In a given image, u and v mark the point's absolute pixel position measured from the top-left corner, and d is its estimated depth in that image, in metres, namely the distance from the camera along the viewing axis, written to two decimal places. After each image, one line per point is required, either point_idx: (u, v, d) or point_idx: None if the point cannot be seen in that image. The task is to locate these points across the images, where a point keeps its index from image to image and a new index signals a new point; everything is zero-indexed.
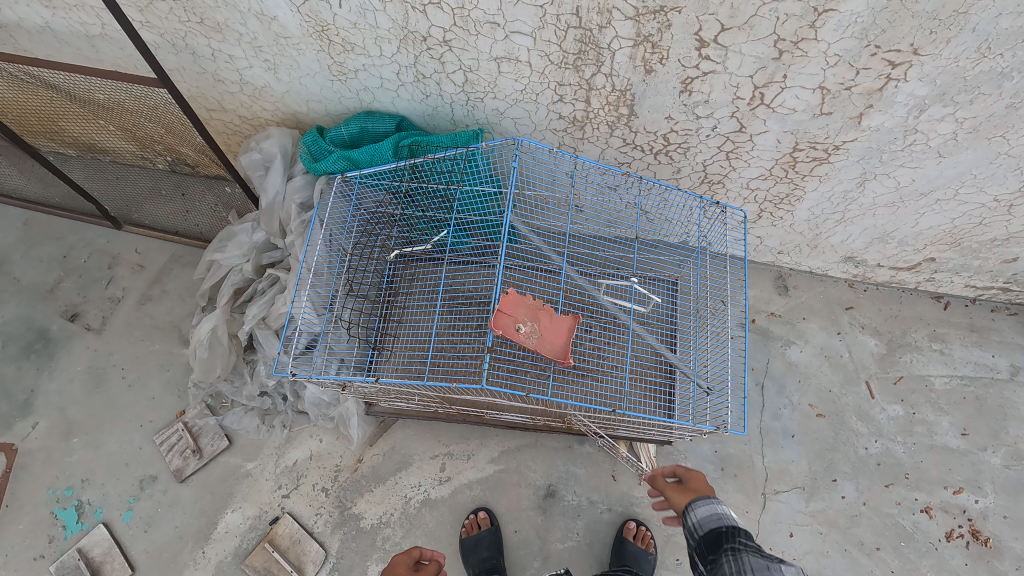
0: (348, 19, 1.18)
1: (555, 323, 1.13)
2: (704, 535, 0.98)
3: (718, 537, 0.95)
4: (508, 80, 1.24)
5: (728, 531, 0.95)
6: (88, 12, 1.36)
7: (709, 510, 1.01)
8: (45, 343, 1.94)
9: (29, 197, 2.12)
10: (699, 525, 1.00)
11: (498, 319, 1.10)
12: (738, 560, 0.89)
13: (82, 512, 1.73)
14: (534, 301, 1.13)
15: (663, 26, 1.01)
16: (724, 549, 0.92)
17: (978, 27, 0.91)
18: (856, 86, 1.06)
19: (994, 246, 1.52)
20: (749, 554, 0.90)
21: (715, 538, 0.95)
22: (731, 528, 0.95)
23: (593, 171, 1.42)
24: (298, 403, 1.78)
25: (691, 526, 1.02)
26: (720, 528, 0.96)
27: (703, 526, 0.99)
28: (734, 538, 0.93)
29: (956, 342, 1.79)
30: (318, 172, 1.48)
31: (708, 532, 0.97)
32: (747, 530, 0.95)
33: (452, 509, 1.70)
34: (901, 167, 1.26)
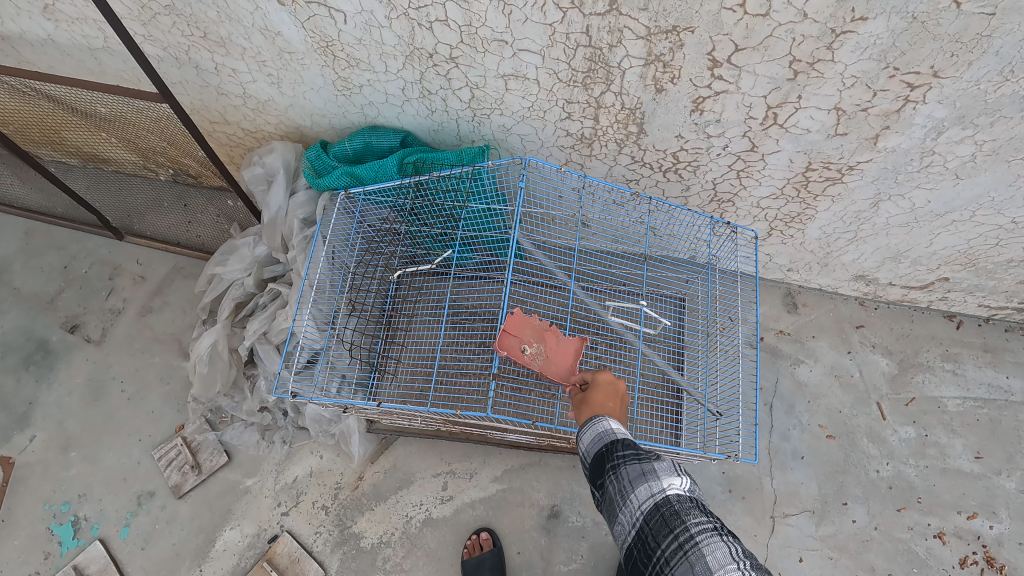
0: (353, 35, 1.16)
1: (562, 346, 1.10)
2: (585, 455, 0.92)
3: (596, 455, 0.90)
4: (515, 97, 1.22)
5: (603, 445, 0.90)
6: (90, 25, 1.35)
7: (588, 428, 0.94)
8: (45, 354, 1.92)
9: (31, 207, 2.11)
10: (585, 451, 0.92)
11: (503, 339, 1.08)
12: (618, 476, 0.86)
13: (78, 527, 1.71)
14: (541, 322, 1.10)
15: (675, 45, 0.99)
16: (603, 466, 0.88)
17: (1001, 50, 0.88)
18: (873, 108, 1.03)
19: (1011, 267, 1.49)
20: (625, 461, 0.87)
21: (594, 456, 0.90)
22: (605, 439, 0.90)
23: (601, 191, 1.40)
24: (298, 419, 1.75)
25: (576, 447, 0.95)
26: (597, 444, 0.90)
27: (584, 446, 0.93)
28: (610, 450, 0.89)
29: (969, 363, 1.76)
30: (322, 188, 1.45)
31: (587, 454, 0.91)
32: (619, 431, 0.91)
33: (453, 529, 1.67)
34: (916, 188, 1.23)
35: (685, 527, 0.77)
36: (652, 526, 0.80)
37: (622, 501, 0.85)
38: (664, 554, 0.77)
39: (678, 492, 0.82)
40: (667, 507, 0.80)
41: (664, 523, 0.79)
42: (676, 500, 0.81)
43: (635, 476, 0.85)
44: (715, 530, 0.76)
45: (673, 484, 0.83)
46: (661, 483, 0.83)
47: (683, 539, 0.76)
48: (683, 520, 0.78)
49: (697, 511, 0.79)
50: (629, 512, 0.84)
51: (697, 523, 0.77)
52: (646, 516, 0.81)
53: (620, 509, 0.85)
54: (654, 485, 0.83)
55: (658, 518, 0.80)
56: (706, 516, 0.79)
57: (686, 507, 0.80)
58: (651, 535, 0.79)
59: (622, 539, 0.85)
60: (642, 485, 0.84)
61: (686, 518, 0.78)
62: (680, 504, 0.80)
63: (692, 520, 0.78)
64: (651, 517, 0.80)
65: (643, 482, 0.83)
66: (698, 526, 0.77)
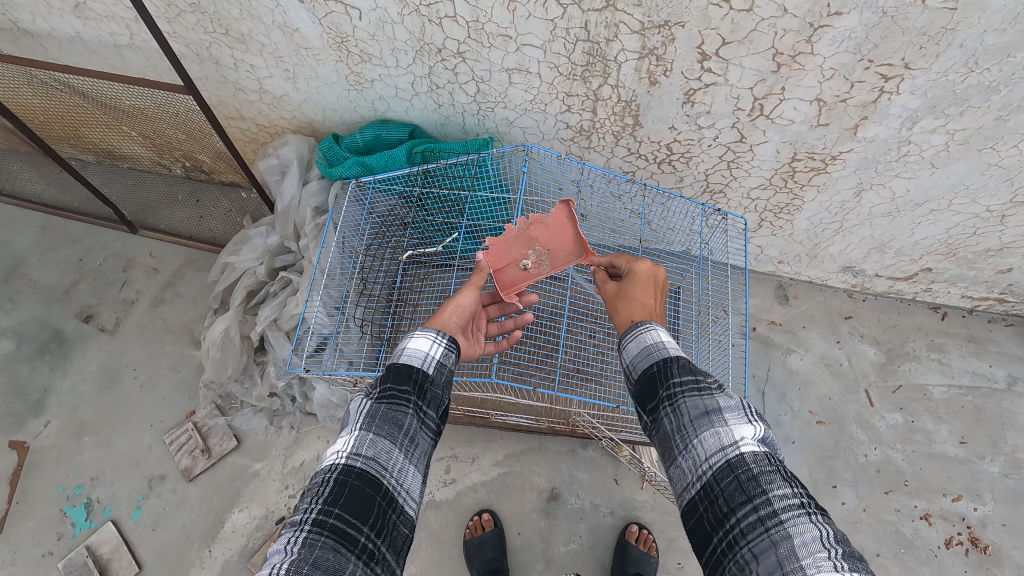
0: (367, 31, 1.24)
1: (550, 232, 1.14)
2: (639, 380, 0.87)
3: (652, 382, 0.84)
4: (518, 90, 1.30)
5: (661, 372, 0.84)
6: (118, 22, 1.43)
7: (640, 346, 0.90)
8: (60, 343, 1.97)
9: (48, 202, 2.17)
10: (632, 366, 0.89)
11: (502, 273, 1.10)
12: (677, 414, 0.80)
13: (91, 509, 1.73)
14: (518, 231, 1.13)
15: (667, 40, 1.07)
16: (661, 399, 0.82)
17: (965, 42, 0.96)
18: (851, 99, 1.11)
19: (989, 257, 1.56)
20: (688, 399, 0.80)
21: (650, 384, 0.85)
22: (665, 366, 0.85)
23: (599, 178, 1.48)
24: (306, 404, 1.80)
25: (625, 368, 0.91)
26: (653, 369, 0.85)
27: (637, 366, 0.89)
28: (669, 381, 0.83)
29: (953, 352, 1.82)
30: (334, 178, 1.54)
31: (642, 377, 0.86)
32: (682, 364, 0.84)
33: (457, 511, 1.70)
34: (896, 178, 1.31)
35: (765, 497, 0.67)
36: (720, 483, 0.71)
37: (684, 446, 0.77)
38: (735, 518, 0.67)
39: (754, 450, 0.72)
40: (742, 468, 0.70)
41: (738, 487, 0.69)
42: (752, 460, 0.70)
43: (701, 420, 0.77)
44: (803, 509, 0.65)
45: (747, 438, 0.73)
46: (733, 435, 0.73)
47: (761, 508, 0.66)
48: (763, 488, 0.68)
49: (780, 480, 0.68)
50: (692, 459, 0.75)
51: (782, 497, 0.66)
52: (715, 470, 0.72)
53: (680, 453, 0.77)
54: (725, 437, 0.73)
55: (731, 480, 0.70)
56: (790, 487, 0.68)
57: (766, 472, 0.69)
58: (720, 496, 0.70)
59: (679, 485, 0.76)
60: (708, 432, 0.75)
61: (767, 486, 0.68)
62: (758, 467, 0.70)
63: (774, 491, 0.67)
64: (720, 473, 0.71)
65: (710, 428, 0.75)
66: (782, 499, 0.66)
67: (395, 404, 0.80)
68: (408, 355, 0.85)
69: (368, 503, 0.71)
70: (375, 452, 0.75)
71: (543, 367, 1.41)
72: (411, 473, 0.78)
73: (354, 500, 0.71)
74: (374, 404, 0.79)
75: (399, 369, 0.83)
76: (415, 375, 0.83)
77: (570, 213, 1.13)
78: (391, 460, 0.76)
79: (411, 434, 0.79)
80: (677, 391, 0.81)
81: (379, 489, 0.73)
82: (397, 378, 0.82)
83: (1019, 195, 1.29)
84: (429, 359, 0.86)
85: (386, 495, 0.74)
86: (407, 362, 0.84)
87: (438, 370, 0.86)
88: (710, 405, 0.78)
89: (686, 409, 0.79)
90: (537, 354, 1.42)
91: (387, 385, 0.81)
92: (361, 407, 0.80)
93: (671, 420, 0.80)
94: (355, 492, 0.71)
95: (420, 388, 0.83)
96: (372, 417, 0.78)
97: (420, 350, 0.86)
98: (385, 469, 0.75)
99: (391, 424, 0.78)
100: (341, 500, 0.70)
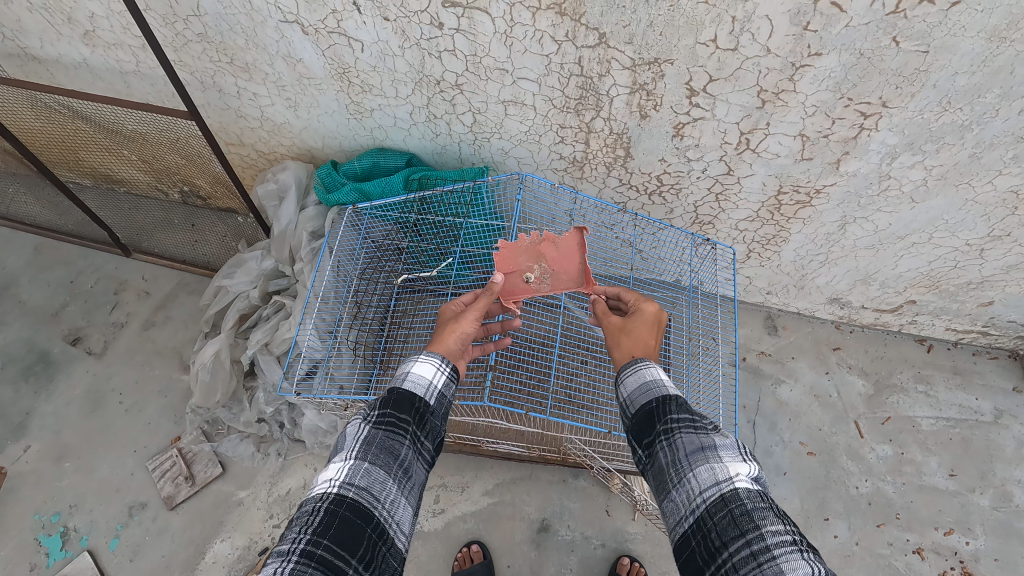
0: (368, 62, 1.28)
1: (560, 253, 1.13)
2: (637, 414, 0.85)
3: (649, 417, 0.83)
4: (513, 122, 1.34)
5: (660, 407, 0.83)
6: (125, 50, 1.47)
7: (638, 381, 0.88)
8: (45, 366, 1.94)
9: (42, 224, 2.18)
10: (630, 401, 0.87)
11: (505, 280, 1.12)
12: (672, 446, 0.79)
13: (67, 539, 1.67)
14: (531, 244, 1.12)
15: (657, 76, 1.12)
16: (658, 433, 0.81)
17: (938, 83, 1.01)
18: (833, 134, 1.16)
19: (970, 290, 1.60)
20: (685, 435, 0.79)
21: (647, 418, 0.83)
22: (662, 401, 0.83)
23: (590, 208, 1.52)
24: (295, 430, 1.78)
25: (621, 402, 0.89)
26: (652, 404, 0.84)
27: (634, 401, 0.87)
28: (667, 416, 0.82)
29: (940, 384, 1.85)
30: (331, 204, 1.57)
31: (640, 411, 0.85)
32: (679, 399, 0.83)
33: (445, 542, 1.66)
34: (878, 212, 1.36)
35: (759, 532, 0.66)
36: (714, 519, 0.70)
37: (678, 481, 0.76)
38: (728, 553, 0.67)
39: (748, 486, 0.71)
40: (736, 504, 0.69)
41: (732, 523, 0.68)
42: (746, 496, 0.70)
43: (696, 455, 0.76)
44: (795, 546, 0.65)
45: (741, 475, 0.73)
46: (728, 471, 0.73)
47: (754, 543, 0.65)
48: (756, 523, 0.67)
49: (773, 516, 0.68)
50: (686, 493, 0.74)
51: (775, 533, 0.66)
52: (709, 505, 0.71)
53: (674, 488, 0.76)
54: (720, 472, 0.73)
55: (725, 515, 0.69)
56: (783, 523, 0.67)
57: (760, 509, 0.69)
58: (714, 531, 0.69)
59: (672, 519, 0.75)
60: (704, 467, 0.75)
61: (760, 522, 0.67)
62: (752, 502, 0.69)
63: (767, 526, 0.67)
64: (715, 508, 0.71)
65: (705, 464, 0.75)
66: (775, 536, 0.65)
67: (392, 433, 0.80)
68: (410, 381, 0.85)
69: (358, 535, 0.71)
70: (368, 482, 0.75)
71: (535, 395, 1.41)
72: (403, 504, 0.77)
73: (344, 530, 0.70)
74: (371, 430, 0.80)
75: (399, 395, 0.83)
76: (416, 403, 0.84)
77: (583, 240, 1.11)
78: (383, 490, 0.76)
79: (406, 465, 0.79)
80: (673, 425, 0.81)
81: (370, 520, 0.72)
82: (397, 405, 0.82)
83: (996, 229, 1.34)
84: (432, 387, 0.86)
85: (377, 527, 0.73)
86: (409, 389, 0.84)
87: (438, 400, 0.87)
88: (707, 441, 0.77)
89: (681, 443, 0.78)
90: (528, 382, 1.42)
91: (387, 412, 0.82)
92: (358, 432, 0.80)
93: (665, 454, 0.79)
94: (346, 523, 0.71)
95: (420, 418, 0.83)
96: (369, 445, 0.78)
97: (424, 376, 0.86)
98: (377, 500, 0.75)
99: (386, 453, 0.78)
100: (331, 530, 0.69)
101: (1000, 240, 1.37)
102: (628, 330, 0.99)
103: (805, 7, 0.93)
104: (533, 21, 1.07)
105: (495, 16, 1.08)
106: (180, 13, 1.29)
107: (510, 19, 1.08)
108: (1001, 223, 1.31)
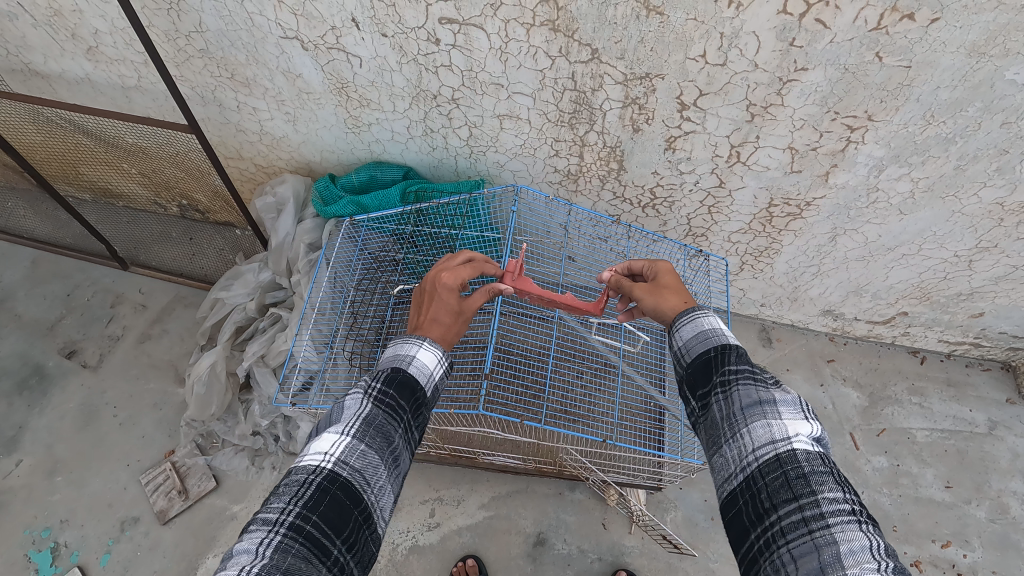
0: (366, 77, 1.31)
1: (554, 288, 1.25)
2: (692, 363, 0.83)
3: (706, 366, 0.80)
4: (509, 136, 1.37)
5: (718, 357, 0.80)
6: (128, 66, 1.50)
7: (695, 330, 0.85)
8: (39, 379, 1.92)
9: (40, 237, 2.18)
10: (685, 350, 0.85)
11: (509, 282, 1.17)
12: (728, 401, 0.76)
13: (57, 554, 1.64)
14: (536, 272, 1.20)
15: (648, 90, 1.15)
16: (714, 384, 0.79)
17: (921, 97, 1.04)
18: (822, 147, 1.19)
19: (961, 301, 1.62)
20: (743, 388, 0.76)
21: (703, 368, 0.81)
22: (721, 351, 0.81)
23: (585, 220, 1.54)
24: (290, 443, 1.75)
25: (676, 351, 0.87)
26: (709, 354, 0.81)
27: (690, 351, 0.84)
28: (725, 368, 0.79)
29: (934, 396, 1.85)
30: (329, 216, 1.59)
31: (695, 360, 0.82)
32: (740, 350, 0.80)
33: (440, 556, 1.64)
34: (867, 224, 1.38)
35: (813, 499, 0.64)
36: (766, 479, 0.68)
37: (731, 436, 0.74)
38: (777, 516, 0.65)
39: (807, 448, 0.69)
40: (791, 466, 0.67)
41: (785, 485, 0.66)
42: (804, 459, 0.67)
43: (752, 410, 0.74)
44: (853, 516, 0.62)
45: (801, 436, 0.70)
46: (786, 430, 0.70)
47: (808, 509, 0.64)
48: (812, 489, 0.65)
49: (832, 482, 0.65)
50: (739, 449, 0.72)
51: (832, 501, 0.63)
52: (762, 464, 0.69)
53: (727, 443, 0.74)
54: (778, 432, 0.70)
55: (779, 477, 0.68)
56: (843, 491, 0.65)
57: (818, 473, 0.66)
58: (765, 492, 0.68)
59: (721, 474, 0.74)
60: (760, 424, 0.72)
61: (817, 488, 0.65)
62: (810, 466, 0.67)
63: (824, 493, 0.64)
64: (768, 469, 0.69)
65: (762, 420, 0.72)
66: (832, 503, 0.63)
67: (391, 416, 0.80)
68: (415, 366, 0.86)
69: (345, 516, 0.70)
70: (362, 464, 0.74)
71: (531, 405, 1.42)
72: (389, 491, 0.77)
73: (332, 508, 0.69)
74: (372, 409, 0.79)
75: (404, 379, 0.84)
76: (417, 392, 0.84)
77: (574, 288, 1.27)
78: (375, 475, 0.75)
79: (397, 452, 0.79)
80: (730, 377, 0.78)
81: (358, 503, 0.72)
82: (399, 389, 0.82)
83: (983, 240, 1.36)
84: (431, 378, 0.87)
85: (363, 510, 0.72)
86: (413, 374, 0.85)
87: (434, 392, 0.88)
88: (765, 398, 0.74)
89: (736, 396, 0.76)
90: (524, 393, 1.42)
91: (390, 391, 0.82)
92: (358, 409, 0.79)
93: (720, 406, 0.77)
94: (335, 502, 0.70)
95: (417, 406, 0.84)
96: (368, 425, 0.77)
97: (427, 364, 0.87)
98: (368, 484, 0.74)
99: (382, 437, 0.77)
100: (320, 507, 0.69)
101: (987, 252, 1.39)
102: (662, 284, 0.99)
103: (791, 23, 0.96)
104: (527, 37, 1.10)
105: (491, 32, 1.11)
106: (183, 30, 1.32)
107: (505, 35, 1.11)
108: (988, 234, 1.34)
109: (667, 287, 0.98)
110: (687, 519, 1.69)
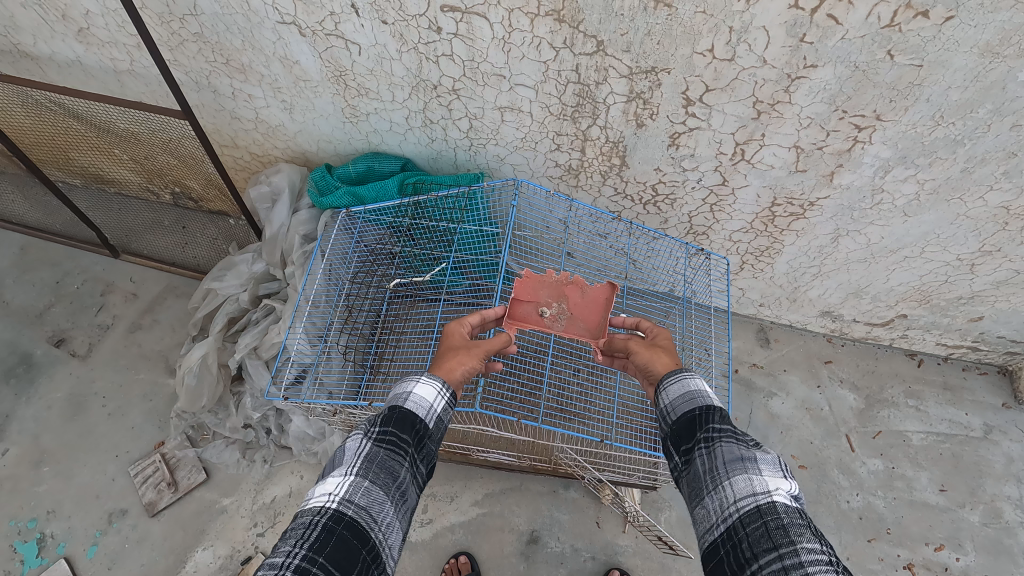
0: (365, 65, 1.28)
1: (583, 300, 1.17)
2: (677, 421, 0.84)
3: (691, 424, 0.82)
4: (510, 128, 1.34)
5: (702, 416, 0.82)
6: (120, 49, 1.46)
7: (682, 390, 0.87)
8: (27, 368, 1.89)
9: (29, 223, 2.14)
10: (671, 408, 0.86)
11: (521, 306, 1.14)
12: (711, 455, 0.77)
13: (43, 546, 1.60)
14: (556, 282, 1.18)
15: (654, 84, 1.12)
16: (697, 440, 0.80)
17: (931, 97, 1.02)
18: (827, 147, 1.17)
19: (961, 305, 1.61)
20: (725, 445, 0.77)
21: (688, 426, 0.82)
22: (706, 411, 0.82)
23: (586, 216, 1.52)
24: (281, 437, 1.72)
25: (663, 409, 0.88)
26: (694, 413, 0.83)
27: (676, 409, 0.86)
28: (709, 425, 0.80)
29: (931, 399, 1.85)
30: (325, 207, 1.56)
31: (681, 419, 0.84)
32: (724, 411, 0.82)
33: (432, 553, 1.61)
34: (871, 225, 1.37)
35: (793, 548, 0.64)
36: (747, 529, 0.68)
37: (713, 488, 0.74)
38: (758, 565, 0.65)
39: (786, 501, 0.69)
40: (772, 517, 0.67)
41: (766, 535, 0.66)
42: (783, 511, 0.68)
43: (735, 465, 0.74)
44: (831, 567, 0.61)
45: (781, 489, 0.70)
46: (767, 484, 0.71)
47: (787, 558, 0.63)
48: (792, 539, 0.65)
49: (810, 534, 0.65)
50: (720, 500, 0.73)
51: (810, 550, 0.63)
52: (743, 515, 0.70)
53: (708, 494, 0.74)
54: (758, 485, 0.71)
55: (760, 527, 0.67)
56: (820, 543, 0.65)
57: (796, 524, 0.66)
58: (746, 541, 0.67)
59: (703, 526, 0.74)
60: (741, 477, 0.73)
61: (796, 538, 0.65)
62: (789, 518, 0.67)
63: (803, 543, 0.64)
64: (749, 519, 0.69)
65: (743, 474, 0.73)
66: (811, 554, 0.62)
67: (393, 452, 0.78)
68: (412, 401, 0.83)
69: (353, 556, 0.67)
70: (368, 501, 0.73)
71: (525, 404, 1.40)
72: (396, 529, 0.74)
73: (340, 549, 0.67)
74: (373, 447, 0.77)
75: (402, 414, 0.81)
76: (417, 425, 0.81)
77: (609, 296, 1.16)
78: (381, 512, 0.73)
79: (403, 488, 0.77)
80: (715, 433, 0.79)
81: (365, 542, 0.70)
82: (399, 424, 0.80)
83: (986, 243, 1.35)
84: (432, 410, 0.84)
85: (372, 549, 0.70)
86: (411, 409, 0.82)
87: (437, 424, 0.85)
88: (744, 450, 0.75)
89: (719, 450, 0.77)
90: (519, 392, 1.41)
91: (389, 429, 0.79)
92: (359, 448, 0.77)
93: (703, 459, 0.78)
94: (342, 542, 0.68)
95: (420, 440, 0.81)
96: (370, 462, 0.76)
97: (425, 398, 0.84)
98: (375, 522, 0.72)
99: (386, 473, 0.76)
100: (327, 548, 0.66)
101: (989, 255, 1.38)
102: (662, 342, 1.02)
103: (802, 18, 0.94)
104: (531, 27, 1.08)
105: (494, 21, 1.09)
106: (177, 13, 1.29)
107: (508, 25, 1.09)
108: (992, 238, 1.33)
109: (666, 345, 1.01)
110: (682, 519, 1.68)
